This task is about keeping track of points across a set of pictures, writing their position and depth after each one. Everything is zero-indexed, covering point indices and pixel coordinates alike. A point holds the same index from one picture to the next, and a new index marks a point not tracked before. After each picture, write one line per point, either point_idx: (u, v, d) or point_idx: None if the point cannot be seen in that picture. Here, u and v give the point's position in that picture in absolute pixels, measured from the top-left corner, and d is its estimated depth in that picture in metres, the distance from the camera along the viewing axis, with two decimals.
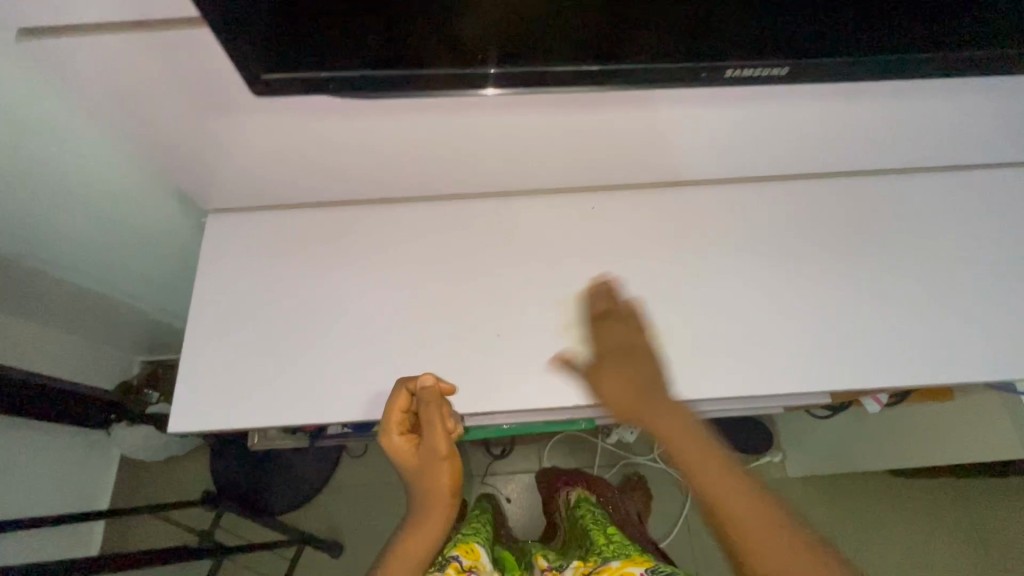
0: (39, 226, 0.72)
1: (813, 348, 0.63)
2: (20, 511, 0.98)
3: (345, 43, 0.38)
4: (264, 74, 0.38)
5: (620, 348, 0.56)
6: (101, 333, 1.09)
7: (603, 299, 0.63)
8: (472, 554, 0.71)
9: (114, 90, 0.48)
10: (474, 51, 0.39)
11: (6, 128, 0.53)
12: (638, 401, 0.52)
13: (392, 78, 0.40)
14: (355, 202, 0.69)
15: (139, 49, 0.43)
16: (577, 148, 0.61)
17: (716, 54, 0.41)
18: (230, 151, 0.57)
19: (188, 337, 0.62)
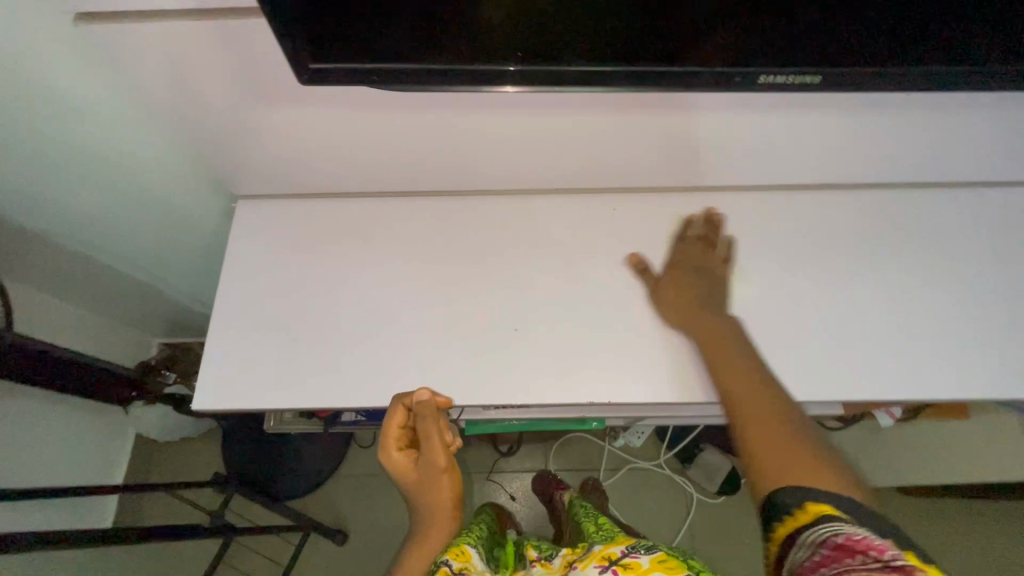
0: (75, 205, 0.74)
1: (830, 357, 0.63)
2: (40, 481, 1.01)
3: (390, 37, 0.40)
4: (312, 63, 0.40)
5: (696, 274, 0.65)
6: (125, 312, 1.12)
7: (704, 225, 0.67)
8: (462, 556, 0.64)
9: (161, 75, 0.50)
10: (510, 48, 0.41)
11: (54, 108, 0.55)
12: (691, 311, 0.62)
13: (432, 73, 0.41)
14: (380, 194, 0.71)
15: (189, 36, 0.45)
16: (604, 149, 0.62)
17: (749, 60, 0.42)
18: (263, 139, 0.59)
19: (212, 321, 0.64)
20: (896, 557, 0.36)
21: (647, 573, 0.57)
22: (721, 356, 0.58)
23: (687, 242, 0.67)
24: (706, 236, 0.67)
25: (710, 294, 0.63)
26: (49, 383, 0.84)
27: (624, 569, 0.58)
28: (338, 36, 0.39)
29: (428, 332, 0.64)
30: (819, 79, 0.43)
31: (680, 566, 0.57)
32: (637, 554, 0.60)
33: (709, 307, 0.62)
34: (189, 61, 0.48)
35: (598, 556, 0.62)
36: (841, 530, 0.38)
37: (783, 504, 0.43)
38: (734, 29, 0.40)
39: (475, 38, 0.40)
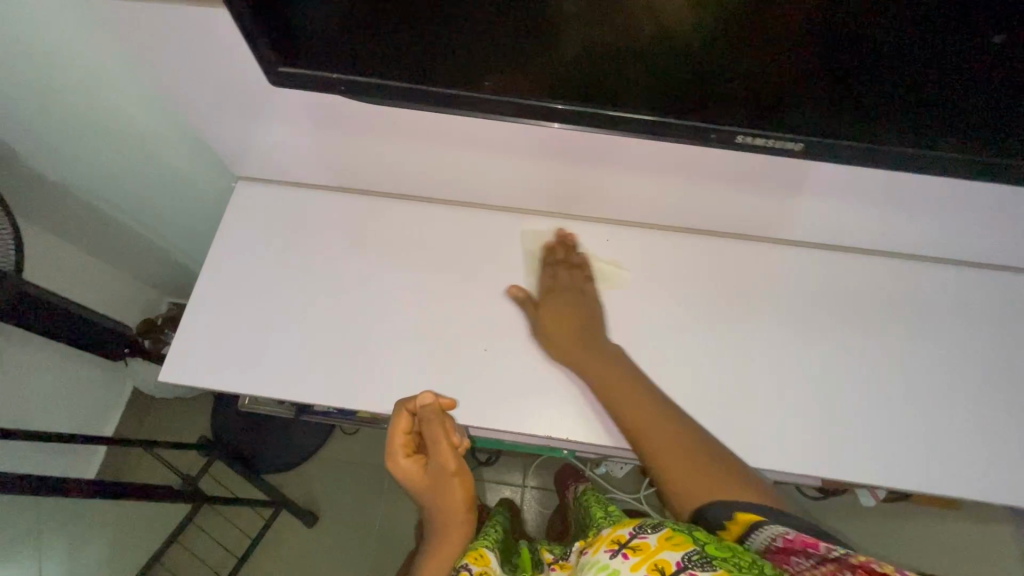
0: (92, 165, 0.78)
1: (794, 419, 0.63)
2: (26, 423, 1.05)
3: (363, 53, 0.40)
4: (282, 67, 0.40)
5: (569, 299, 0.65)
6: (137, 270, 1.17)
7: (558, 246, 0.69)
8: (480, 560, 0.65)
9: (161, 57, 0.52)
10: (485, 76, 0.40)
11: (72, 73, 0.58)
12: (577, 345, 0.62)
13: (401, 90, 0.41)
14: (376, 194, 0.71)
15: (189, 22, 0.47)
16: (598, 178, 0.61)
17: (729, 118, 0.41)
18: (259, 126, 0.60)
19: (193, 297, 0.65)
20: (831, 549, 0.42)
21: (656, 552, 0.46)
22: (619, 387, 0.59)
23: (559, 268, 0.68)
24: (569, 255, 0.69)
25: (588, 319, 0.64)
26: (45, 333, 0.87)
27: (630, 550, 0.47)
28: (314, 48, 0.39)
29: (395, 337, 0.64)
30: (801, 145, 0.42)
31: (688, 539, 0.46)
32: (645, 532, 0.49)
33: (590, 336, 0.63)
34: (190, 44, 0.50)
35: (607, 539, 0.51)
36: (780, 532, 0.46)
37: (716, 521, 0.49)
38: (718, 83, 0.39)
39: (451, 56, 0.39)
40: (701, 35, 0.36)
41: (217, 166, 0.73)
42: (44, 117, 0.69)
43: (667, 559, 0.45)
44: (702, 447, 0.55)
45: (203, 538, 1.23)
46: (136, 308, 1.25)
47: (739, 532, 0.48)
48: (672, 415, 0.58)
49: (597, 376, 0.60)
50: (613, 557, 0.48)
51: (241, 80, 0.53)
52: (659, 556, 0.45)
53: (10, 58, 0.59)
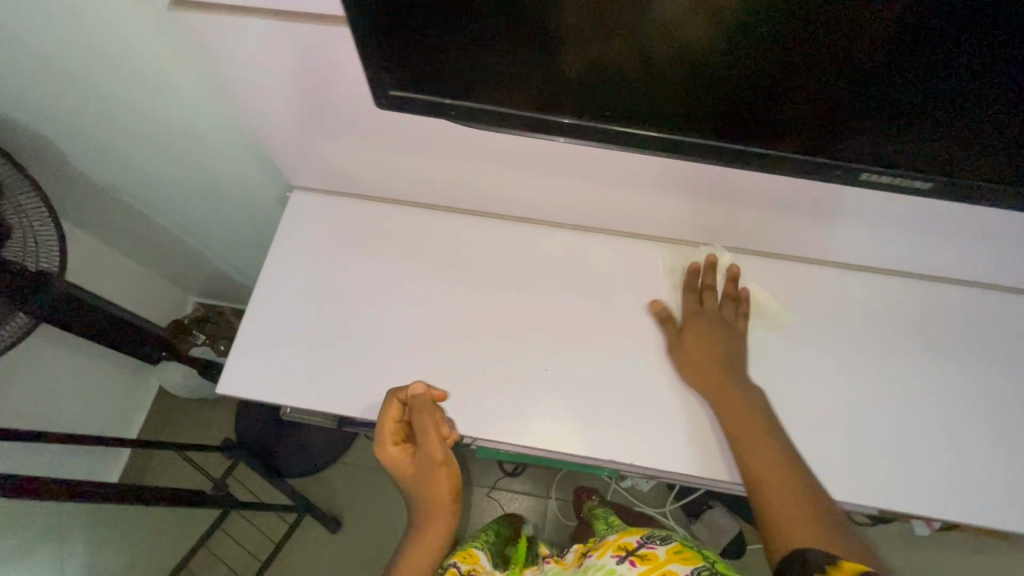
0: (141, 167, 0.79)
1: (841, 438, 0.64)
2: (47, 419, 1.05)
3: (461, 77, 0.38)
4: (389, 89, 0.39)
5: (720, 329, 0.67)
6: (168, 270, 1.21)
7: (709, 271, 0.71)
8: (470, 557, 0.76)
9: (232, 61, 0.52)
10: (572, 115, 0.40)
11: (138, 76, 0.59)
12: (716, 371, 0.63)
13: (490, 112, 0.40)
14: (433, 208, 0.74)
15: (269, 32, 0.47)
16: (654, 193, 0.63)
17: (855, 156, 0.40)
18: (322, 135, 0.61)
19: (256, 303, 0.68)
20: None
21: (665, 563, 0.63)
22: (735, 415, 0.60)
23: (704, 295, 0.69)
24: (728, 286, 0.70)
25: (735, 351, 0.65)
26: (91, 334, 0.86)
27: (640, 559, 0.65)
28: (403, 78, 0.39)
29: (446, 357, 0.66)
30: (931, 184, 0.40)
31: (696, 557, 0.63)
32: (654, 546, 0.66)
33: (731, 368, 0.64)
34: (266, 59, 0.51)
35: (617, 544, 0.70)
36: None
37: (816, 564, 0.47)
38: (844, 123, 0.38)
39: (539, 90, 0.39)
40: (836, 73, 0.35)
41: (267, 172, 0.74)
42: (101, 120, 0.69)
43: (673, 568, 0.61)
44: (818, 506, 0.53)
45: (227, 543, 1.23)
46: (163, 307, 1.29)
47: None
48: (796, 472, 0.56)
49: (723, 401, 0.61)
50: (623, 563, 0.65)
51: (308, 93, 0.54)
52: (668, 566, 0.62)
53: (77, 69, 0.59)
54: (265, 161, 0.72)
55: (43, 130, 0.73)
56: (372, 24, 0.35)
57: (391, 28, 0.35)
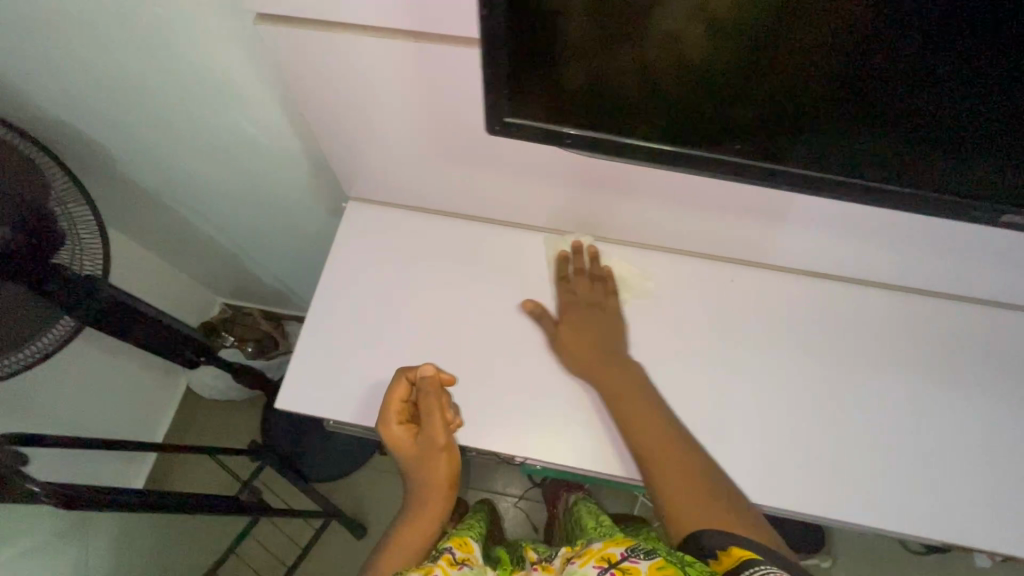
0: (195, 172, 0.79)
1: (905, 469, 0.63)
2: (78, 425, 1.05)
3: (579, 103, 0.38)
4: (508, 116, 0.39)
5: (589, 313, 0.68)
6: (200, 270, 1.20)
7: (574, 257, 0.72)
8: (465, 548, 0.66)
9: (311, 78, 0.50)
10: (688, 140, 0.40)
11: (205, 82, 0.59)
12: (597, 360, 0.64)
13: (588, 138, 0.40)
14: (487, 221, 0.73)
15: (358, 51, 0.46)
16: (722, 213, 0.62)
17: (1007, 197, 0.38)
18: (387, 148, 0.60)
19: (315, 313, 0.68)
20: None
21: None
22: (624, 401, 0.61)
23: (572, 280, 0.70)
24: (593, 268, 0.71)
25: (607, 333, 0.67)
26: (139, 341, 0.84)
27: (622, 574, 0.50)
28: (505, 104, 0.38)
29: (503, 377, 0.66)
30: None
31: (676, 566, 0.49)
32: (636, 558, 0.51)
33: (610, 353, 0.65)
34: (336, 74, 0.49)
35: (596, 554, 0.54)
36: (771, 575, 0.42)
37: (708, 549, 0.47)
38: (997, 169, 0.37)
39: (662, 118, 0.38)
40: (998, 123, 0.33)
41: (325, 178, 0.74)
42: (160, 124, 0.69)
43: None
44: (723, 492, 0.53)
45: (255, 546, 1.23)
46: (193, 306, 1.29)
47: (733, 565, 0.45)
48: (685, 445, 0.58)
49: (619, 393, 0.62)
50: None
51: (376, 108, 0.53)
52: None
53: (145, 77, 0.60)
54: (324, 167, 0.72)
55: (101, 133, 0.74)
56: (495, 53, 0.34)
57: (511, 55, 0.35)
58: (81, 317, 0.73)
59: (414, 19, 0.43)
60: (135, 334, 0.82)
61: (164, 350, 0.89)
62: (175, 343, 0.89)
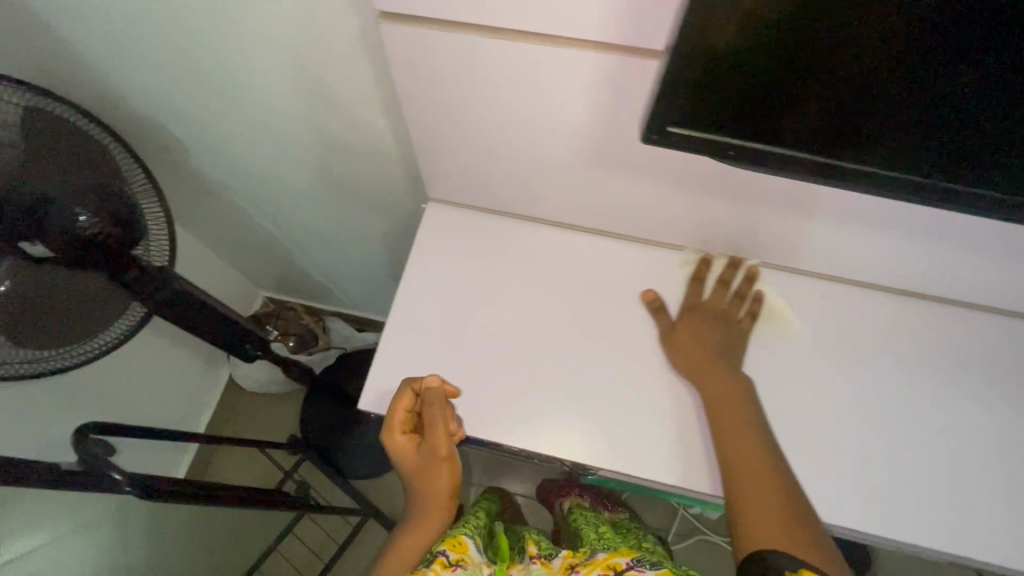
0: (271, 166, 0.80)
1: (994, 496, 0.61)
2: (129, 409, 1.06)
3: (741, 113, 0.38)
4: (668, 124, 0.39)
5: (716, 323, 0.68)
6: (250, 263, 1.22)
7: (727, 269, 0.71)
8: (460, 548, 0.64)
9: (429, 75, 0.51)
10: (836, 151, 0.39)
11: (304, 79, 0.59)
12: (705, 360, 0.64)
13: (725, 146, 0.40)
14: (563, 224, 0.74)
15: (493, 51, 0.46)
16: (812, 223, 0.61)
17: None
18: (480, 148, 0.60)
19: (398, 305, 0.69)
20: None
21: None
22: (722, 408, 0.60)
23: (706, 288, 0.70)
24: (739, 285, 0.71)
25: (725, 345, 0.66)
26: (206, 333, 0.85)
27: None
28: (663, 114, 0.39)
29: (576, 382, 0.66)
30: None
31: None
32: (641, 567, 0.60)
33: (723, 358, 0.65)
34: (446, 71, 0.50)
35: (602, 564, 0.63)
36: None
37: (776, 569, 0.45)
38: None
39: (817, 129, 0.38)
40: None
41: (405, 176, 0.75)
42: (249, 118, 0.70)
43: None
44: (804, 516, 0.50)
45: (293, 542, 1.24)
46: (239, 299, 1.30)
47: None
48: (777, 469, 0.54)
49: (717, 394, 0.61)
50: None
51: (482, 105, 0.53)
52: None
53: (241, 72, 0.61)
54: (411, 166, 0.72)
55: (181, 125, 0.75)
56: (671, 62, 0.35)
57: (675, 63, 0.35)
58: (150, 309, 0.75)
59: (541, 23, 0.43)
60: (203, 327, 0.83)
61: (228, 344, 0.89)
62: (238, 338, 0.89)
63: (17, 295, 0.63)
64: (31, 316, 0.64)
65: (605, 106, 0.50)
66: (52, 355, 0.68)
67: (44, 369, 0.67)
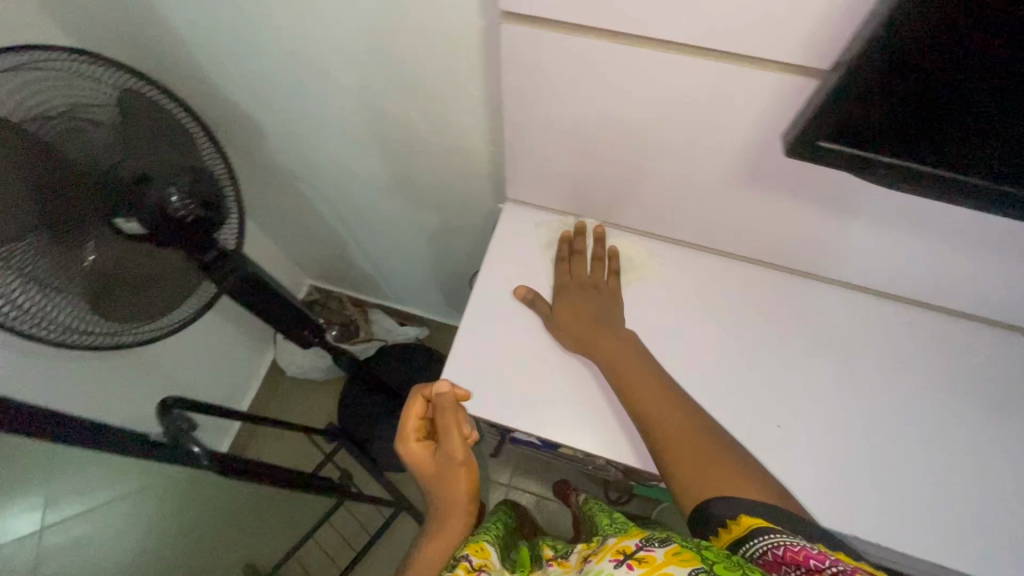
0: (346, 157, 0.82)
1: None
2: (181, 381, 1.09)
3: (892, 134, 0.40)
4: (820, 140, 0.42)
5: (586, 292, 0.69)
6: (303, 252, 1.24)
7: (578, 239, 0.73)
8: (483, 554, 0.61)
9: (535, 73, 0.52)
10: (980, 167, 0.39)
11: (396, 75, 0.61)
12: (586, 331, 0.66)
13: (868, 159, 0.41)
14: (639, 231, 0.74)
15: (607, 55, 0.48)
16: (908, 247, 0.59)
17: None
18: (567, 147, 0.61)
19: (475, 299, 0.72)
20: (831, 564, 0.36)
21: (660, 567, 0.39)
22: (618, 371, 0.61)
23: (571, 260, 0.72)
24: (595, 250, 0.73)
25: (601, 310, 0.68)
26: (272, 315, 0.87)
27: (637, 561, 0.41)
28: (819, 130, 0.41)
29: None
30: None
31: (698, 556, 0.39)
32: (652, 545, 0.43)
33: (602, 322, 0.67)
34: (558, 75, 0.52)
35: (613, 548, 0.45)
36: (778, 540, 0.40)
37: (718, 519, 0.44)
38: None
39: (969, 151, 0.39)
40: None
41: (487, 175, 0.75)
42: (332, 110, 0.71)
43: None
44: (733, 457, 0.50)
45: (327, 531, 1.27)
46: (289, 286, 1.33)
47: (740, 534, 0.42)
48: (689, 415, 0.55)
49: (611, 358, 0.63)
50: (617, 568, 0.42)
51: (580, 106, 0.55)
52: (665, 570, 0.39)
53: (333, 64, 0.62)
54: (495, 165, 0.72)
55: (264, 114, 0.77)
56: (837, 87, 0.38)
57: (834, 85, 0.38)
58: (223, 289, 0.78)
59: (660, 27, 0.44)
60: (268, 309, 0.85)
61: (289, 328, 0.91)
62: (298, 323, 0.90)
63: (105, 270, 0.65)
64: (120, 290, 0.67)
65: (720, 114, 0.50)
66: (132, 328, 0.70)
67: (126, 341, 0.70)
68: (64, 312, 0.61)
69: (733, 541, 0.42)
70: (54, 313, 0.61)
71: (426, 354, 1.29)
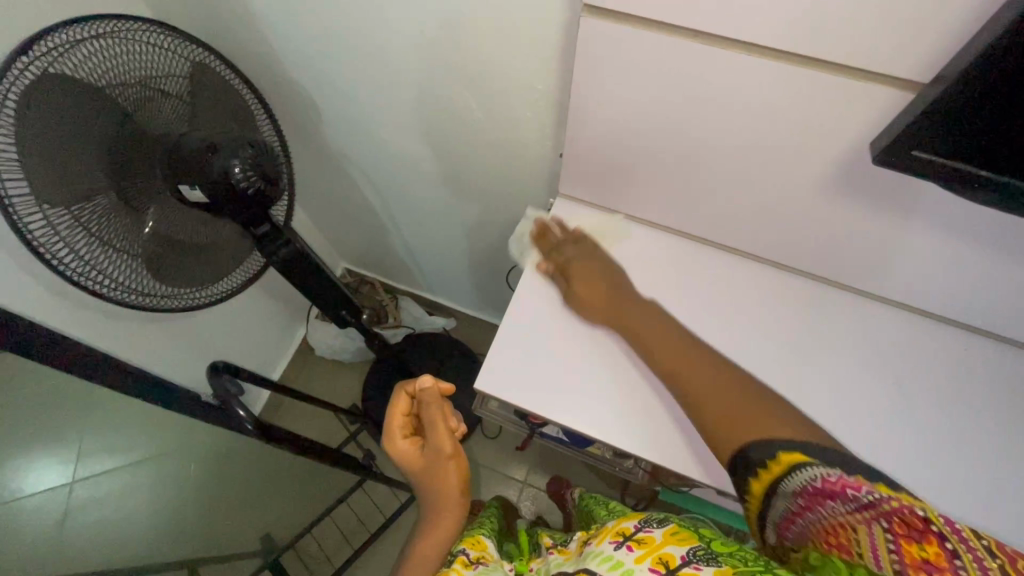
0: (398, 141, 0.83)
1: None
2: (217, 348, 1.12)
3: (999, 151, 0.38)
4: (915, 150, 0.42)
5: (592, 263, 0.68)
6: (342, 235, 1.26)
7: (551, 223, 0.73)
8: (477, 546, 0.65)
9: (604, 65, 0.52)
10: None
11: (461, 62, 0.62)
12: (609, 298, 0.64)
13: (967, 175, 0.40)
14: (686, 236, 0.73)
15: (681, 50, 0.48)
16: (974, 270, 0.57)
17: None
18: (625, 142, 0.61)
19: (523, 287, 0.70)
20: (868, 492, 0.36)
21: (660, 547, 0.43)
22: (650, 337, 0.60)
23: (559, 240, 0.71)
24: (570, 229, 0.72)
25: (612, 273, 0.67)
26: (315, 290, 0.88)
27: (636, 543, 0.45)
28: (914, 141, 0.41)
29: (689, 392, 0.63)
30: None
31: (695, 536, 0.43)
32: (650, 527, 0.46)
33: (624, 288, 0.65)
34: (631, 70, 0.52)
35: (613, 531, 0.49)
36: (817, 473, 0.39)
37: (757, 460, 0.43)
38: None
39: None
40: None
41: (538, 168, 0.76)
42: (391, 94, 0.72)
43: (670, 553, 0.42)
44: (770, 397, 0.48)
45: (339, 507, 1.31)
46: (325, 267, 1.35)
47: (780, 474, 0.41)
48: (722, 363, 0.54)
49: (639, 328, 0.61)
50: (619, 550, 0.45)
51: (646, 100, 0.55)
52: (664, 550, 0.43)
53: (401, 49, 0.63)
54: (547, 157, 0.72)
55: (324, 94, 0.79)
56: (942, 101, 0.38)
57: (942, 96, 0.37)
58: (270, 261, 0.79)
59: (741, 26, 0.44)
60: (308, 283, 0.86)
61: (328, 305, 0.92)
62: (336, 301, 0.92)
63: (164, 233, 0.67)
64: (176, 252, 0.69)
65: (790, 118, 0.50)
66: (187, 293, 0.72)
67: (177, 305, 0.71)
68: (122, 271, 0.63)
69: (774, 482, 0.41)
70: (113, 271, 0.62)
71: (452, 344, 1.30)
